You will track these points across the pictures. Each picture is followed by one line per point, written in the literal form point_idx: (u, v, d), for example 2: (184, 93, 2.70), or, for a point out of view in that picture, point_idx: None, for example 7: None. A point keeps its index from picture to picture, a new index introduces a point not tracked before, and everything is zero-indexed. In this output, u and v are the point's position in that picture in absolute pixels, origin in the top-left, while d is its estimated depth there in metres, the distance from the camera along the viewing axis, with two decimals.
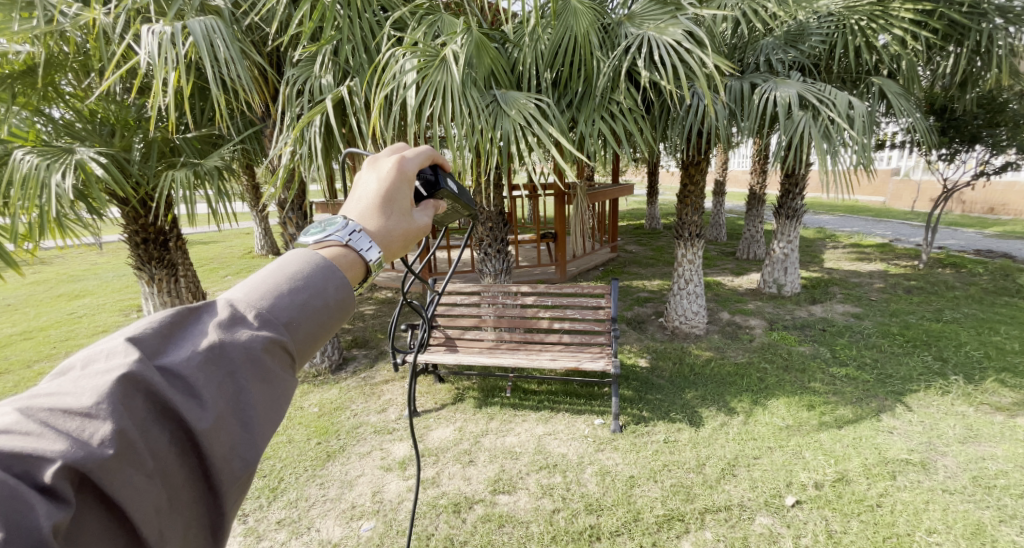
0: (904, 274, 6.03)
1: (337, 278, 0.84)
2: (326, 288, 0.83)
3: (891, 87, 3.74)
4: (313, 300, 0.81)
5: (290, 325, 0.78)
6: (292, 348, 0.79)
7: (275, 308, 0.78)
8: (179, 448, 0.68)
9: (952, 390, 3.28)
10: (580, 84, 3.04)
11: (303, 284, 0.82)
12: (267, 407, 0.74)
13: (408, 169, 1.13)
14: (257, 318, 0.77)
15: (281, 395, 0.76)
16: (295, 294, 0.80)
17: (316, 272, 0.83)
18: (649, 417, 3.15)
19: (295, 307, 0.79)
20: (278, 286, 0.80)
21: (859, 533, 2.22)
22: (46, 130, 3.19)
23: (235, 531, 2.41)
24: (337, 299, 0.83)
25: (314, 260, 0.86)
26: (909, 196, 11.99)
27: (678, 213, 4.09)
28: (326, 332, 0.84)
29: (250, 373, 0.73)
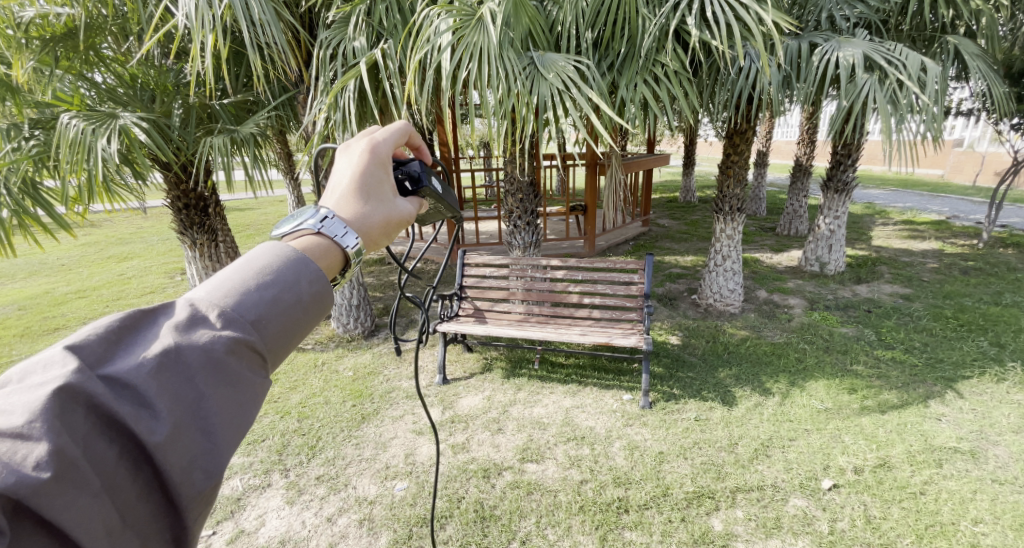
0: (961, 253, 5.68)
1: (309, 271, 0.80)
2: (299, 282, 0.78)
3: (967, 47, 3.45)
4: (284, 295, 0.76)
5: (257, 323, 0.72)
6: (262, 348, 0.73)
7: (237, 306, 0.72)
8: (129, 463, 0.62)
9: (1009, 377, 3.10)
10: (622, 45, 2.89)
11: (272, 278, 0.76)
12: (233, 413, 0.68)
13: (381, 151, 1.14)
14: (220, 317, 0.71)
15: (249, 399, 0.70)
16: (262, 290, 0.75)
17: (287, 268, 0.79)
18: (680, 394, 3.09)
19: (264, 303, 0.74)
20: (245, 282, 0.75)
21: (900, 520, 2.14)
22: (89, 95, 3.26)
23: (277, 484, 2.51)
24: (310, 295, 0.79)
25: (286, 253, 0.81)
26: (972, 168, 11.22)
27: (719, 186, 3.91)
28: (301, 329, 0.78)
29: (212, 378, 0.67)
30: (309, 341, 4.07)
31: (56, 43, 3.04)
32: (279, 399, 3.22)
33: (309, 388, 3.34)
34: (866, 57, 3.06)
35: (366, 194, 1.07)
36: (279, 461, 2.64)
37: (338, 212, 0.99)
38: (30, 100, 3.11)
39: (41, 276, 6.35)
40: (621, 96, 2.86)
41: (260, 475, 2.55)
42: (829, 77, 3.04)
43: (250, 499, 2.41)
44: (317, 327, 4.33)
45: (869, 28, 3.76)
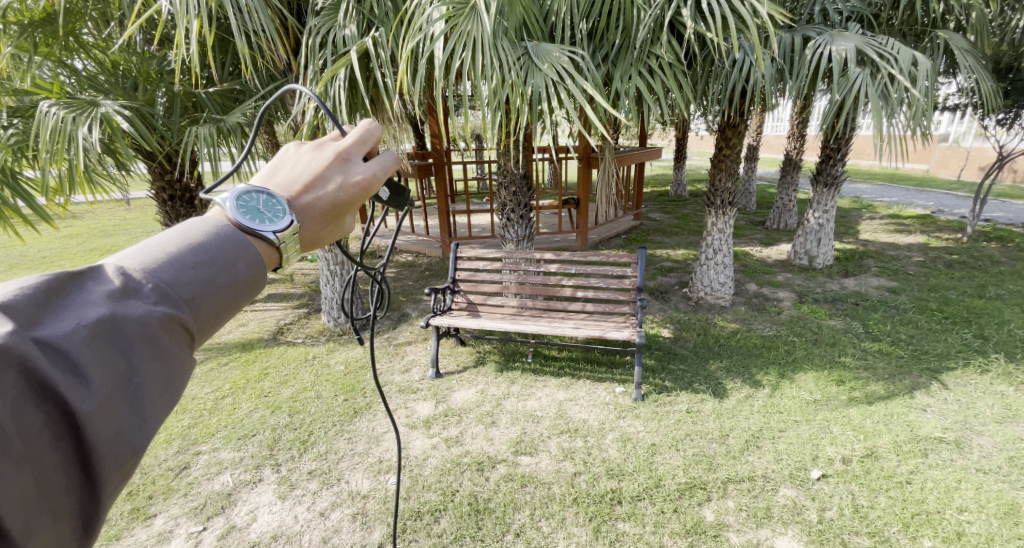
0: (945, 247, 5.79)
1: (248, 255, 0.85)
2: (236, 264, 0.83)
3: (956, 42, 3.50)
4: (221, 276, 0.80)
5: (191, 301, 0.76)
6: (191, 327, 0.76)
7: (174, 281, 0.76)
8: (52, 432, 0.62)
9: (991, 368, 3.17)
10: (617, 36, 2.88)
11: (207, 257, 0.80)
12: (162, 388, 0.70)
13: (369, 184, 1.15)
14: (157, 291, 0.74)
15: (178, 376, 0.72)
16: (198, 269, 0.79)
17: (227, 249, 0.83)
18: (672, 387, 3.12)
19: (200, 283, 0.78)
20: (182, 258, 0.79)
21: (887, 509, 2.18)
22: (68, 82, 3.17)
23: (269, 479, 2.49)
24: (244, 278, 0.84)
25: (224, 233, 0.86)
26: (957, 163, 11.43)
27: (711, 179, 3.92)
28: (232, 310, 0.83)
29: (146, 351, 0.69)
30: (299, 335, 4.03)
31: (35, 29, 2.94)
32: (269, 394, 3.18)
33: (299, 383, 3.30)
34: (858, 51, 3.09)
35: (333, 214, 1.12)
36: (270, 456, 2.62)
37: (300, 226, 1.03)
38: (7, 86, 2.97)
39: (22, 270, 6.21)
40: (616, 88, 2.84)
41: (251, 470, 2.52)
42: (822, 71, 3.06)
43: (240, 494, 2.38)
44: (307, 321, 4.29)
45: (861, 22, 3.79)
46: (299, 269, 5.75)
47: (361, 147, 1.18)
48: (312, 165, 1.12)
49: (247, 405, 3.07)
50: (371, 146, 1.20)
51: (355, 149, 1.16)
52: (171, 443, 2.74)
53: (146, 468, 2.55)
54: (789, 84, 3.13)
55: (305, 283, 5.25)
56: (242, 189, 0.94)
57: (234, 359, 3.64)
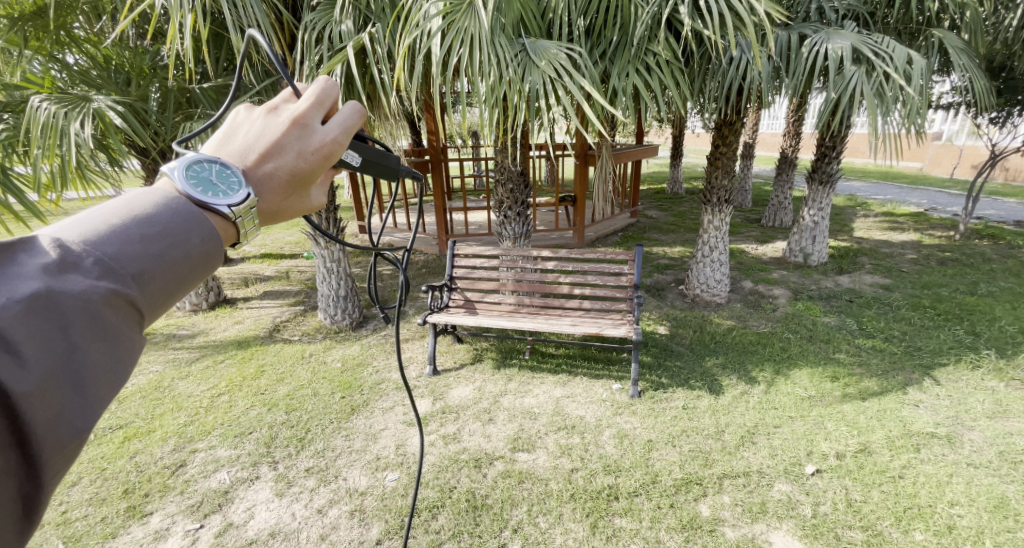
0: (938, 245, 5.84)
1: (202, 229, 0.79)
2: (190, 238, 0.77)
3: (950, 41, 3.53)
4: (173, 250, 0.75)
5: (139, 277, 0.71)
6: (139, 303, 0.72)
7: (119, 255, 0.70)
8: None
9: (983, 364, 3.21)
10: (614, 33, 2.88)
11: (156, 230, 0.75)
12: (107, 368, 0.67)
13: (329, 152, 1.00)
14: (99, 266, 0.68)
15: (124, 356, 0.69)
16: (145, 242, 0.73)
17: (180, 221, 0.78)
18: (668, 383, 3.14)
19: (150, 257, 0.73)
20: (128, 230, 0.73)
21: (879, 503, 2.21)
22: (60, 77, 3.12)
23: (266, 476, 2.49)
24: (200, 253, 0.79)
25: (177, 205, 0.80)
26: (950, 161, 11.52)
27: (708, 177, 3.94)
28: (187, 286, 0.78)
29: (87, 330, 0.65)
30: (296, 333, 4.02)
31: (25, 22, 2.89)
32: (266, 391, 3.18)
33: (296, 380, 3.30)
34: (854, 49, 3.11)
35: (294, 186, 0.98)
36: (267, 454, 2.62)
37: (258, 201, 0.92)
38: None
39: None
40: (613, 85, 2.85)
41: (248, 467, 2.52)
42: (818, 69, 3.08)
43: (238, 492, 2.38)
44: (304, 319, 4.28)
45: (857, 20, 3.81)
46: (296, 266, 5.74)
47: (318, 108, 1.00)
48: (264, 129, 0.98)
49: (244, 403, 3.06)
50: (332, 103, 1.04)
51: (313, 106, 1.00)
52: (167, 441, 2.73)
53: (143, 466, 2.55)
54: (785, 82, 3.15)
55: (302, 281, 5.24)
56: (191, 158, 0.86)
57: (231, 357, 3.63)
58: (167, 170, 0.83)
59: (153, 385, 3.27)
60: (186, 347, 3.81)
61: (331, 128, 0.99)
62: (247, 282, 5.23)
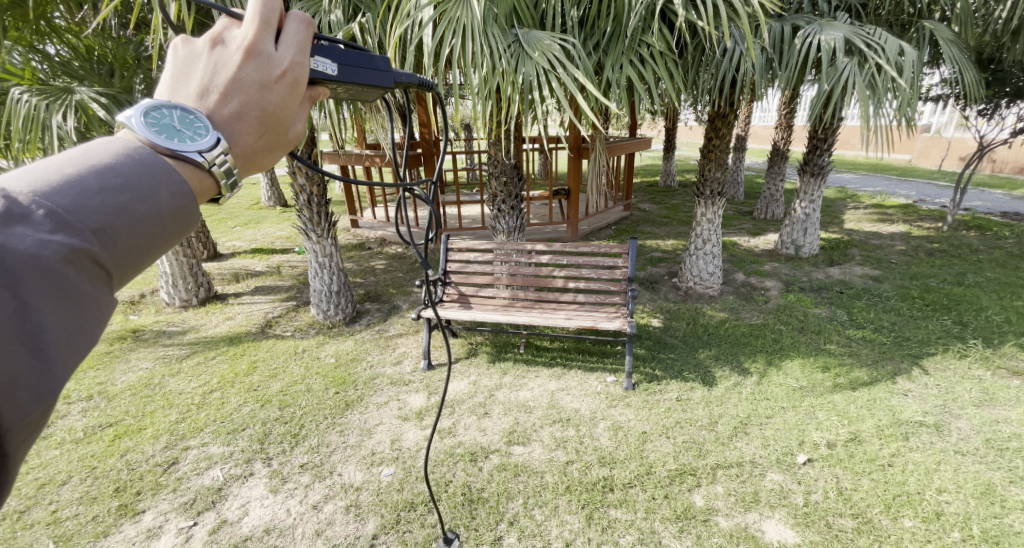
0: (927, 236, 5.91)
1: (172, 183, 0.72)
2: (157, 194, 0.70)
3: (941, 32, 3.57)
4: (138, 204, 0.68)
5: (100, 231, 0.64)
6: (105, 261, 0.65)
7: (75, 207, 0.63)
8: None
9: (970, 353, 3.27)
10: (609, 23, 2.86)
11: (119, 183, 0.68)
12: (70, 330, 0.60)
13: (293, 75, 0.89)
14: (52, 219, 0.61)
15: (89, 316, 0.62)
16: (105, 195, 0.66)
17: (145, 173, 0.70)
18: (662, 375, 3.16)
19: (112, 211, 0.65)
20: (86, 182, 0.66)
21: (870, 491, 2.25)
22: (40, 68, 3.03)
23: (260, 472, 2.47)
24: (170, 211, 0.71)
25: (140, 156, 0.72)
26: (938, 153, 11.66)
27: (700, 169, 3.95)
28: (158, 245, 0.71)
29: (41, 287, 0.58)
30: (288, 328, 3.99)
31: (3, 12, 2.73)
32: (258, 388, 3.15)
33: (289, 376, 3.28)
34: (846, 40, 3.12)
35: (268, 125, 0.89)
36: (261, 450, 2.61)
37: (233, 144, 0.82)
38: None
39: None
40: (607, 77, 2.84)
41: (242, 464, 2.51)
42: (811, 60, 3.09)
43: (232, 488, 2.37)
44: (296, 314, 4.24)
45: (850, 12, 3.83)
46: (287, 261, 5.68)
47: (264, 29, 0.89)
48: (214, 65, 0.85)
49: (236, 399, 3.04)
50: (279, 23, 0.92)
51: (264, 31, 0.88)
52: (158, 438, 2.71)
53: (134, 464, 2.52)
54: (778, 74, 3.16)
55: (294, 276, 5.18)
56: (150, 102, 0.76)
57: (222, 353, 3.59)
58: (125, 118, 0.74)
59: (143, 382, 3.23)
60: (176, 344, 3.76)
61: (292, 52, 0.89)
62: (237, 277, 5.18)
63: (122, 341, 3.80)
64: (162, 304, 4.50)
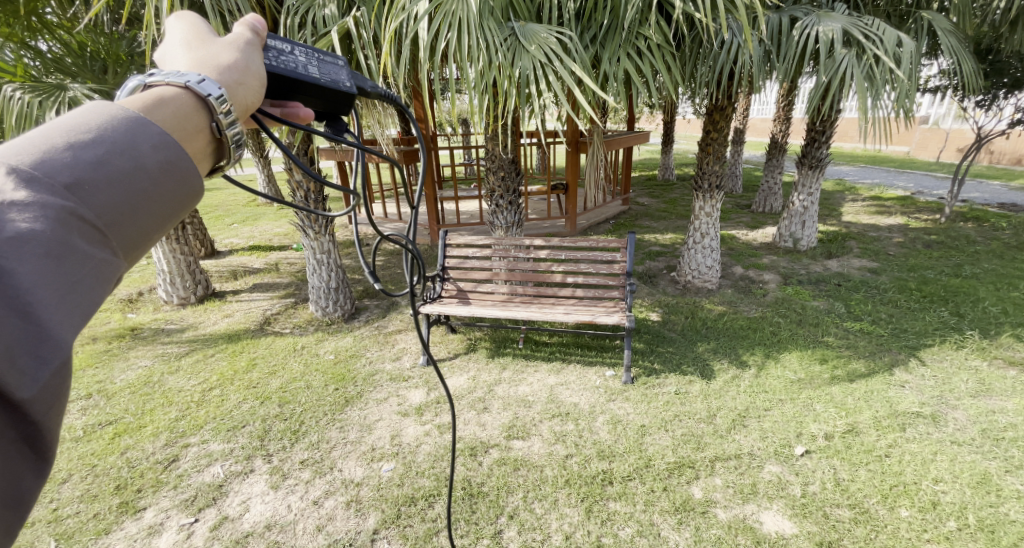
0: (924, 228, 5.92)
1: (149, 136, 0.68)
2: (137, 147, 0.66)
3: (940, 23, 3.57)
4: (115, 159, 0.63)
5: (76, 187, 0.60)
6: (91, 218, 0.60)
7: (47, 168, 0.59)
8: None
9: (966, 344, 3.28)
10: (606, 16, 2.85)
11: (95, 141, 0.64)
12: (65, 285, 0.55)
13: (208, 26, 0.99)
14: (23, 182, 0.57)
15: (83, 270, 0.57)
16: (79, 152, 0.62)
17: (116, 128, 0.67)
18: (661, 369, 3.17)
19: (89, 166, 0.61)
20: (56, 147, 0.62)
21: (867, 481, 2.26)
22: (33, 65, 3.00)
23: (260, 469, 2.48)
24: (157, 164, 0.67)
25: (114, 113, 0.68)
26: (937, 145, 11.67)
27: (698, 163, 3.95)
28: (149, 203, 0.66)
29: (17, 244, 0.53)
30: (287, 325, 3.99)
31: None
32: (258, 385, 3.15)
33: (288, 373, 3.29)
34: (844, 32, 3.12)
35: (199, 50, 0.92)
36: (261, 447, 2.61)
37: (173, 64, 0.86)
38: None
39: None
40: (604, 71, 2.83)
41: (242, 461, 2.51)
42: (809, 52, 3.09)
43: (232, 485, 2.37)
44: (295, 311, 4.24)
45: (848, 3, 3.82)
46: (285, 258, 5.67)
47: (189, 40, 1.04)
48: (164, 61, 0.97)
49: (236, 396, 3.05)
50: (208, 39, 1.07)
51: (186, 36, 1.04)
52: (158, 435, 2.71)
53: (135, 461, 2.53)
54: (776, 66, 3.15)
55: (292, 273, 5.18)
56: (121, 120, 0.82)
57: (221, 350, 3.60)
58: None
59: (142, 380, 3.23)
60: (175, 342, 3.76)
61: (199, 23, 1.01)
62: (235, 275, 5.17)
63: (121, 340, 3.79)
64: (160, 303, 4.49)
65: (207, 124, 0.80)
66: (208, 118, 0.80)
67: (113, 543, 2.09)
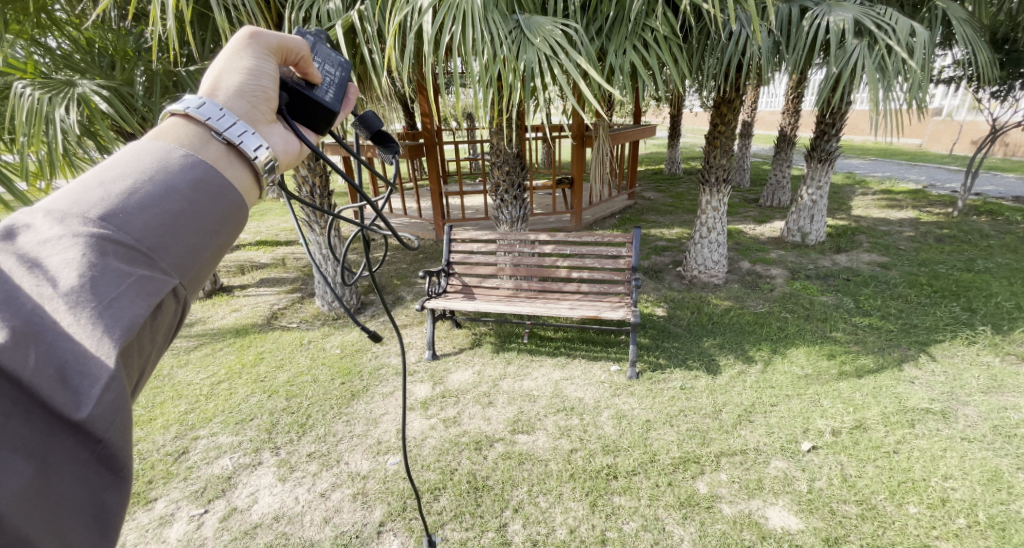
0: (937, 222, 5.84)
1: (173, 160, 0.69)
2: (165, 171, 0.67)
3: (954, 11, 3.51)
4: (144, 185, 0.65)
5: (110, 214, 0.61)
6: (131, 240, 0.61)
7: (82, 204, 0.62)
8: None
9: (978, 340, 3.24)
10: (612, 8, 2.83)
11: (127, 172, 0.66)
12: (109, 305, 0.55)
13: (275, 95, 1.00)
14: (64, 221, 0.60)
15: (126, 291, 0.57)
16: (113, 184, 0.64)
17: (145, 157, 0.68)
18: (666, 364, 3.15)
19: (120, 196, 0.63)
20: (92, 186, 0.64)
21: (874, 478, 2.24)
22: (43, 62, 3.04)
23: (268, 462, 2.51)
24: (186, 181, 0.67)
25: (140, 147, 0.70)
26: (950, 137, 11.49)
27: (706, 156, 3.91)
28: (190, 219, 0.66)
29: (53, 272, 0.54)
30: (294, 319, 4.02)
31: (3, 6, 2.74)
32: (265, 378, 3.19)
33: (295, 366, 3.32)
34: (856, 22, 3.07)
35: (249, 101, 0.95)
36: (268, 439, 2.64)
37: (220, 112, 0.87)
38: None
39: None
40: (610, 63, 2.79)
41: (250, 453, 2.54)
42: (820, 43, 3.04)
43: (241, 477, 2.40)
44: (302, 306, 4.27)
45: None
46: (292, 253, 5.71)
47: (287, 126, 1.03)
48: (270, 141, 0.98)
49: (244, 390, 3.08)
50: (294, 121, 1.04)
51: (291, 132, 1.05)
52: (168, 428, 2.75)
53: (145, 453, 2.57)
54: (786, 58, 3.10)
55: (298, 268, 5.21)
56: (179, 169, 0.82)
57: (229, 345, 3.63)
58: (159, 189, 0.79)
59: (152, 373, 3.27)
60: (184, 336, 3.80)
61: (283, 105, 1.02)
62: (243, 269, 5.21)
63: None
64: None
65: (212, 135, 0.77)
66: (209, 130, 0.77)
67: (124, 534, 2.13)
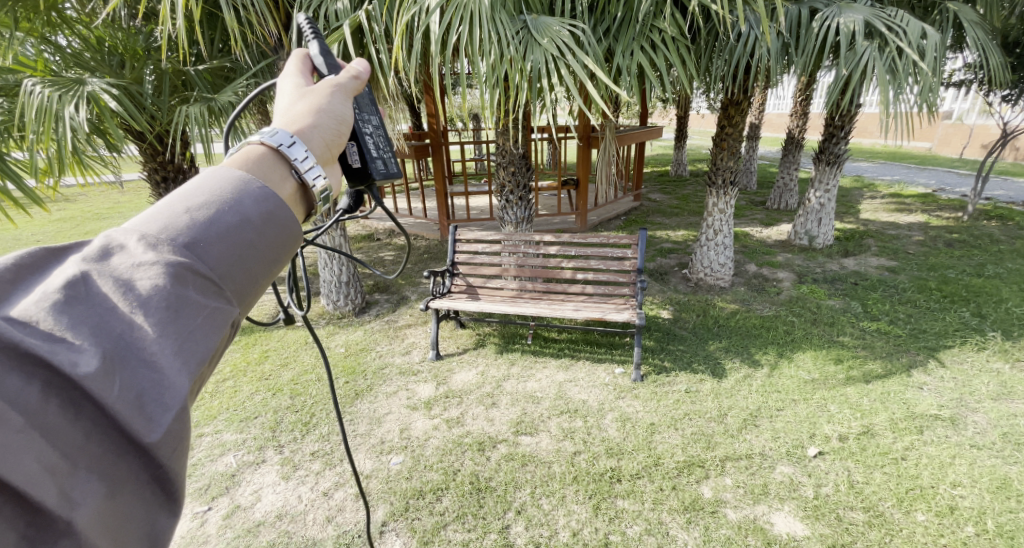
0: (946, 226, 5.78)
1: (250, 192, 0.70)
2: (240, 202, 0.67)
3: (966, 14, 3.48)
4: (225, 216, 0.65)
5: (192, 244, 0.62)
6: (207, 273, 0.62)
7: (166, 230, 0.62)
8: (61, 400, 0.50)
9: (988, 346, 3.19)
10: (619, 8, 2.82)
11: (208, 201, 0.66)
12: (184, 338, 0.57)
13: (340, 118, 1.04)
14: (148, 245, 0.61)
15: (197, 326, 0.58)
16: (196, 213, 0.64)
17: (224, 185, 0.69)
18: (671, 367, 3.14)
19: (200, 226, 0.64)
20: (173, 210, 0.64)
21: (882, 485, 2.21)
22: (54, 59, 3.10)
23: (271, 460, 2.51)
24: (259, 214, 0.68)
25: (220, 173, 0.70)
26: (960, 141, 11.38)
27: (713, 158, 3.89)
28: (256, 254, 0.67)
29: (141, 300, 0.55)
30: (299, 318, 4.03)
31: (15, 5, 2.78)
32: (269, 376, 3.19)
33: (300, 365, 3.32)
34: (867, 24, 3.04)
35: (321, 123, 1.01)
36: (272, 438, 2.64)
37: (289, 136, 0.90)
38: None
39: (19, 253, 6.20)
40: (617, 63, 2.78)
41: (254, 451, 2.54)
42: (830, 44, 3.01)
43: (244, 474, 2.40)
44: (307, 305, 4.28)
45: None
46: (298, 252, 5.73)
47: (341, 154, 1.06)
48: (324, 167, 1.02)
49: (248, 388, 3.08)
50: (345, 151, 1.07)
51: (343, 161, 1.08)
52: None
53: None
54: (795, 59, 3.08)
55: (304, 267, 5.23)
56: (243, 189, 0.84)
57: (234, 343, 3.64)
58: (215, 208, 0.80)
59: None
60: None
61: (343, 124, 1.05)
62: None
63: None
64: None
65: (290, 173, 0.81)
66: (289, 167, 0.81)
67: None
